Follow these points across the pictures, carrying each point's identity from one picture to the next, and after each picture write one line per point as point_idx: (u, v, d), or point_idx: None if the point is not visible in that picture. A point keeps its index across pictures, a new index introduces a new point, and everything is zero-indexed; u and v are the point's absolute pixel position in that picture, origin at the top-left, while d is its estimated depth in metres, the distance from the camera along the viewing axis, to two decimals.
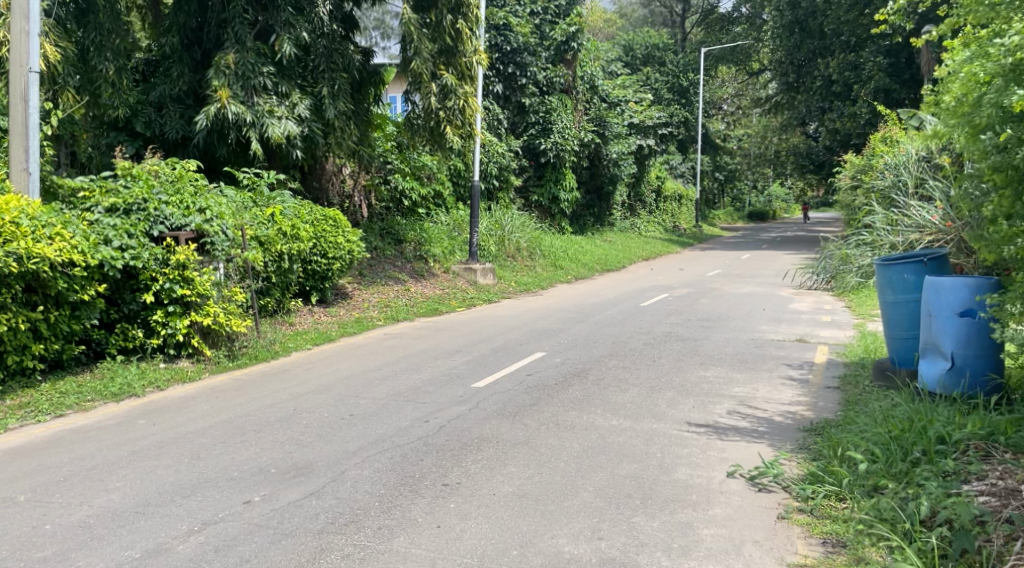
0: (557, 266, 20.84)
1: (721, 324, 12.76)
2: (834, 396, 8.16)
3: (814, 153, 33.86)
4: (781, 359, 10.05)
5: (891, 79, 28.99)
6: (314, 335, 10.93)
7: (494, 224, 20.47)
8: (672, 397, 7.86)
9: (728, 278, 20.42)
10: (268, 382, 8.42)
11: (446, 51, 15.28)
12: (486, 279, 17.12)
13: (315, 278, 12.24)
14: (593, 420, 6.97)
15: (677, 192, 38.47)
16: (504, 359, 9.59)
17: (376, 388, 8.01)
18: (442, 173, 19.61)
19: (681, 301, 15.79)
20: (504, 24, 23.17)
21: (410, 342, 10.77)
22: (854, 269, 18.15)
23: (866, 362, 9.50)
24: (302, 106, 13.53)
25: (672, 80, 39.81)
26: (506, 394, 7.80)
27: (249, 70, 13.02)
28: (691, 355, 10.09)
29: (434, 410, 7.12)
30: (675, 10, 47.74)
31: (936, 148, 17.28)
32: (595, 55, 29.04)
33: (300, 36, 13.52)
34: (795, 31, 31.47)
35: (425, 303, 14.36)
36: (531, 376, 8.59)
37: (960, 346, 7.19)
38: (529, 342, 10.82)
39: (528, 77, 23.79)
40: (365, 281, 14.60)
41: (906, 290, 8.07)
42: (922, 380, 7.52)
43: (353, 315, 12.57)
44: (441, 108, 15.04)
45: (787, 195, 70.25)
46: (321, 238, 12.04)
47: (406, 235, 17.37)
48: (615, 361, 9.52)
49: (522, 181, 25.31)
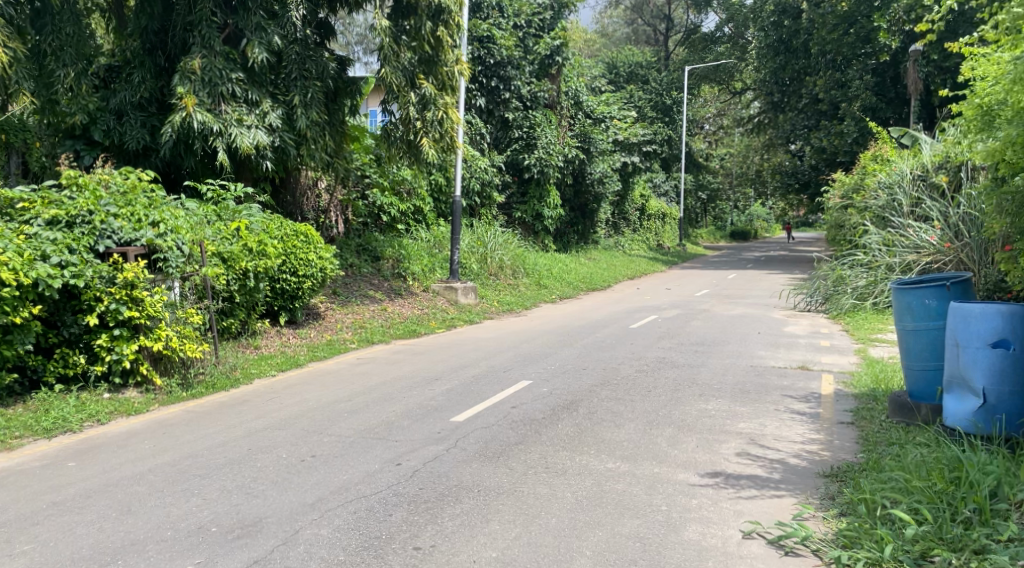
0: (541, 285, 20.09)
1: (717, 349, 12.01)
2: (851, 434, 7.42)
3: (799, 172, 32.81)
4: (785, 389, 9.31)
5: (878, 98, 28.50)
6: (280, 359, 10.08)
7: (476, 241, 19.72)
8: (673, 434, 7.07)
9: (719, 299, 19.69)
10: (224, 415, 7.56)
11: (427, 60, 14.53)
12: (468, 298, 16.29)
13: (284, 297, 11.40)
14: (587, 463, 6.18)
15: (660, 210, 37.82)
16: (486, 388, 8.79)
17: (344, 422, 7.18)
18: (422, 189, 18.85)
19: (671, 323, 15.06)
20: (488, 37, 22.58)
21: (385, 368, 9.95)
22: (848, 291, 17.07)
23: (878, 395, 8.77)
24: (273, 115, 12.79)
25: (656, 98, 39.39)
26: (490, 430, 6.99)
27: (216, 76, 12.19)
28: (688, 385, 9.31)
29: (407, 451, 6.29)
30: (659, 29, 47.57)
31: (933, 167, 16.66)
32: (580, 72, 28.42)
33: (272, 41, 12.73)
34: (780, 51, 31.35)
35: (402, 324, 13.52)
36: (516, 409, 7.79)
37: (993, 381, 6.52)
38: (513, 368, 10.02)
39: (511, 91, 23.25)
40: (339, 300, 13.75)
41: (926, 316, 7.39)
42: (949, 418, 6.83)
43: (325, 337, 11.73)
44: (419, 119, 14.29)
45: (768, 216, 70.05)
46: (290, 255, 11.18)
47: (383, 252, 16.62)
48: (608, 392, 8.74)
49: (505, 198, 24.51)
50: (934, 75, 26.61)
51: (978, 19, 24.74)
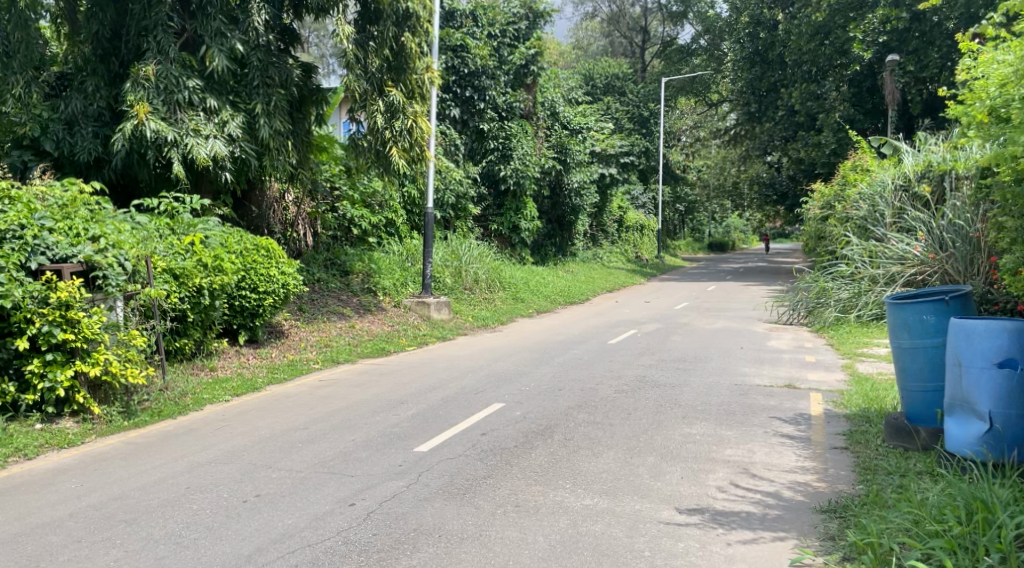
0: (517, 299, 19.52)
1: (699, 366, 11.51)
2: (845, 461, 6.91)
3: (777, 182, 32.57)
4: (772, 410, 8.81)
5: (855, 110, 28.01)
6: (236, 382, 9.41)
7: (450, 254, 19.22)
8: (655, 464, 6.53)
9: (701, 312, 19.21)
10: (167, 447, 6.90)
11: (395, 67, 13.98)
12: (441, 313, 15.69)
13: (243, 315, 10.77)
14: (562, 499, 5.61)
15: (638, 222, 37.41)
16: (456, 412, 8.19)
17: (298, 454, 6.55)
18: (394, 201, 18.34)
19: (652, 338, 14.55)
20: (462, 46, 22.27)
21: (349, 391, 9.32)
22: (831, 304, 16.56)
23: (871, 417, 8.28)
24: (233, 124, 12.10)
25: (633, 109, 39.13)
26: (457, 462, 6.41)
27: (172, 83, 11.55)
28: (670, 406, 8.77)
29: (363, 487, 5.71)
30: (635, 41, 47.40)
31: (915, 177, 16.12)
32: (556, 83, 27.89)
33: (233, 46, 12.13)
34: (756, 63, 31.26)
35: (371, 342, 12.88)
36: (486, 436, 7.21)
37: (1000, 405, 6.04)
38: (484, 390, 9.42)
39: (486, 101, 22.72)
40: (305, 317, 13.09)
41: (924, 333, 6.91)
42: (953, 444, 6.35)
43: (287, 357, 11.08)
44: (387, 129, 13.75)
45: (744, 227, 70.02)
46: (250, 270, 10.53)
47: (352, 266, 16.08)
48: (585, 415, 8.18)
49: (481, 210, 23.91)
50: (911, 87, 26.33)
51: (953, 30, 24.56)
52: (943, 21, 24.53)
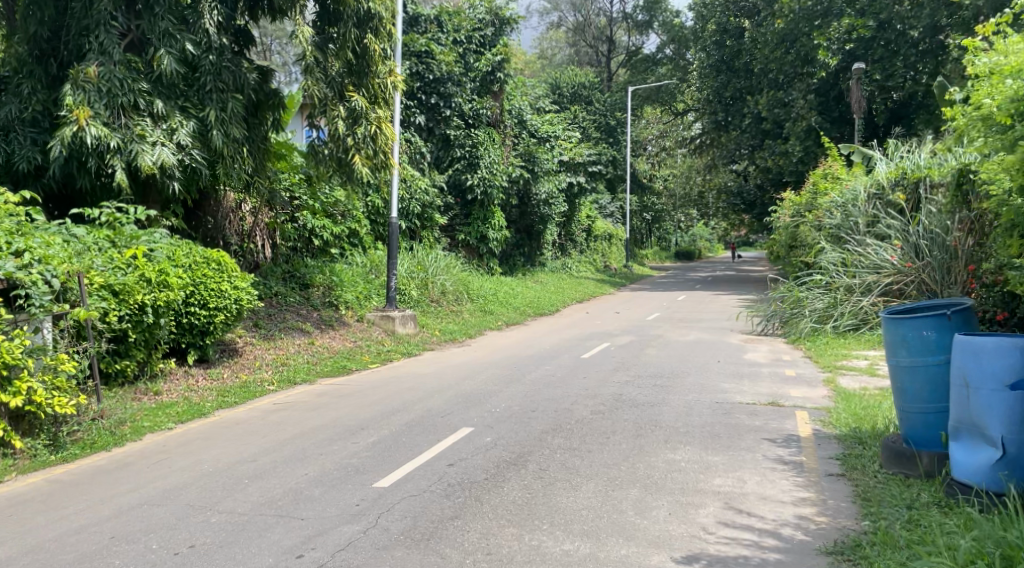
0: (485, 311, 18.89)
1: (677, 382, 10.98)
2: (844, 490, 6.39)
3: (744, 191, 32.29)
4: (758, 431, 8.27)
5: (823, 118, 27.05)
6: (182, 408, 8.67)
7: (416, 266, 18.59)
8: (639, 497, 5.97)
9: (673, 323, 18.71)
10: (95, 485, 6.16)
11: (357, 71, 13.30)
12: (406, 327, 15.01)
13: (192, 333, 10.05)
14: (539, 544, 5.05)
15: (606, 231, 37.00)
16: (421, 439, 7.54)
17: (242, 492, 5.86)
18: (357, 210, 17.64)
19: (626, 351, 13.99)
20: (426, 52, 21.75)
21: (306, 415, 8.62)
22: (806, 314, 15.92)
23: (864, 439, 7.76)
24: (184, 131, 11.34)
25: (600, 118, 38.81)
26: (421, 500, 5.77)
27: (116, 86, 10.78)
28: (651, 428, 8.20)
29: (314, 534, 5.08)
30: (600, 51, 46.98)
31: (888, 184, 15.84)
32: (523, 91, 27.37)
33: (183, 48, 11.40)
34: (722, 71, 31.02)
35: (332, 360, 12.17)
36: (454, 467, 6.59)
37: (1011, 430, 5.54)
38: (452, 413, 8.77)
39: (453, 108, 22.20)
40: (261, 334, 12.32)
41: (924, 351, 6.40)
42: (959, 471, 5.85)
43: (239, 379, 10.32)
44: (349, 136, 13.07)
45: (710, 235, 70.23)
46: (198, 285, 9.81)
47: (312, 278, 15.33)
48: (561, 440, 7.58)
49: (447, 220, 23.21)
50: (876, 96, 26.18)
51: (917, 40, 24.40)
52: (909, 30, 24.32)
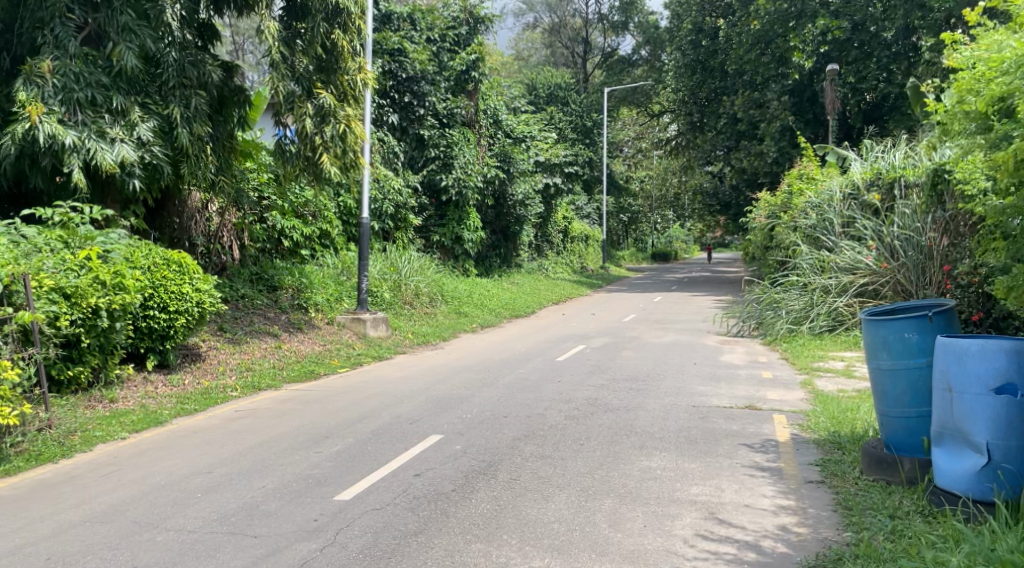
0: (460, 313, 18.57)
1: (654, 385, 10.74)
2: (824, 498, 6.17)
3: (720, 192, 32.21)
4: (736, 437, 8.04)
5: (797, 119, 27.15)
6: (138, 416, 8.31)
7: (389, 267, 18.23)
8: (613, 508, 5.72)
9: (650, 325, 18.49)
10: (38, 500, 5.81)
11: (325, 67, 12.99)
12: (378, 330, 14.66)
13: (152, 338, 9.69)
14: (506, 561, 4.79)
15: (583, 232, 36.78)
16: (387, 448, 7.24)
17: (193, 507, 5.54)
18: (329, 211, 17.26)
19: (601, 354, 13.75)
20: (399, 50, 21.27)
21: (267, 423, 8.28)
22: (782, 315, 15.73)
23: (843, 444, 7.54)
24: (144, 128, 10.92)
25: (577, 119, 38.65)
26: (383, 514, 5.48)
27: (71, 81, 10.36)
28: (626, 434, 7.95)
29: (267, 554, 4.79)
30: (576, 52, 46.83)
31: (863, 184, 15.70)
32: (498, 91, 27.10)
33: (144, 43, 10.93)
34: (697, 70, 30.68)
35: (299, 364, 11.81)
36: (421, 477, 6.31)
37: (998, 436, 5.35)
38: (421, 419, 8.47)
39: (426, 107, 21.95)
40: (226, 338, 11.94)
41: (904, 354, 6.21)
42: (944, 479, 5.65)
43: (201, 385, 9.95)
44: (317, 134, 12.70)
45: (686, 237, 70.35)
46: (157, 288, 9.45)
47: (280, 281, 14.95)
48: (533, 447, 7.30)
49: (421, 220, 22.84)
50: (849, 97, 26.15)
51: (890, 41, 24.52)
52: (882, 32, 24.51)
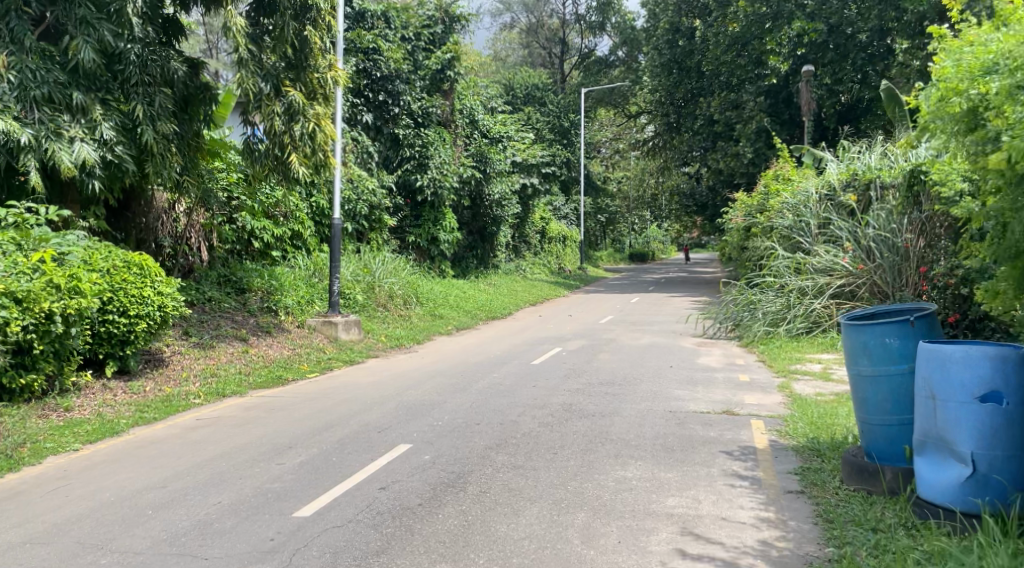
0: (435, 316, 18.28)
1: (630, 390, 10.53)
2: (804, 509, 5.97)
3: (697, 193, 32.14)
4: (714, 444, 7.83)
5: (773, 120, 27.11)
6: (93, 426, 7.98)
7: (363, 269, 17.89)
8: (586, 522, 5.50)
9: (627, 327, 18.30)
10: None
11: (294, 65, 12.65)
12: (350, 333, 14.35)
13: (111, 343, 9.34)
14: None
15: (561, 233, 36.59)
16: (353, 458, 6.97)
17: (142, 527, 5.31)
18: (301, 211, 16.92)
19: (578, 357, 13.53)
20: (373, 48, 20.98)
21: (231, 432, 7.97)
22: (759, 317, 15.47)
23: (823, 451, 7.36)
24: (106, 126, 10.51)
25: (554, 120, 38.49)
26: (344, 531, 5.24)
27: (28, 77, 9.93)
28: (601, 442, 7.73)
29: None
30: (554, 52, 46.67)
31: (840, 185, 15.58)
32: (475, 91, 26.82)
33: (103, 37, 10.52)
34: (673, 70, 30.35)
35: (266, 369, 11.48)
36: (387, 490, 6.06)
37: (982, 445, 5.17)
38: (390, 427, 8.20)
39: (401, 106, 21.64)
40: (192, 342, 11.61)
41: (885, 359, 6.02)
42: (926, 489, 5.46)
43: (163, 392, 9.61)
44: (286, 133, 12.38)
45: (664, 237, 70.46)
46: (117, 291, 9.10)
47: (249, 283, 14.59)
48: (505, 457, 7.06)
49: (396, 221, 22.51)
50: (824, 99, 26.14)
51: (866, 43, 24.56)
52: (858, 33, 24.49)
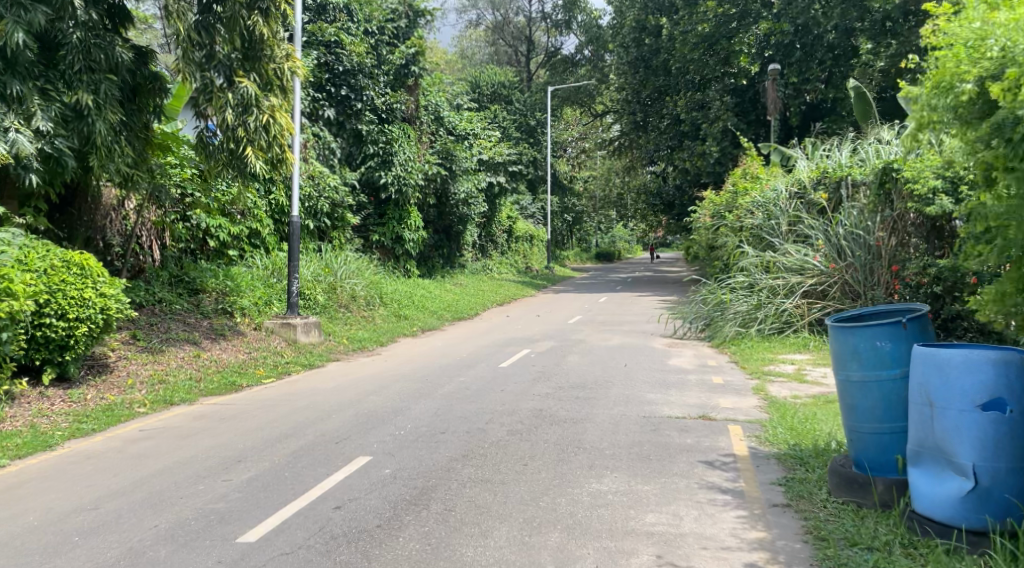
0: (399, 317, 17.73)
1: (602, 394, 10.10)
2: (792, 525, 5.59)
3: (664, 192, 31.93)
4: (691, 452, 7.42)
5: (740, 119, 26.97)
6: (25, 439, 7.36)
7: (324, 268, 17.24)
8: (560, 544, 5.07)
9: (597, 327, 17.92)
10: None
11: (248, 56, 12.02)
12: (309, 335, 13.76)
13: (48, 348, 8.70)
14: None
15: (528, 232, 36.21)
16: (308, 473, 6.46)
17: (65, 557, 4.78)
18: (259, 209, 16.29)
19: (546, 359, 13.09)
20: (336, 42, 20.48)
21: (175, 444, 7.40)
22: (728, 318, 15.02)
23: (806, 459, 6.98)
24: (42, 119, 9.78)
25: (520, 118, 38.10)
26: (293, 560, 4.76)
27: None
28: (574, 451, 7.29)
29: None
30: (520, 51, 46.26)
31: (810, 183, 15.31)
32: (440, 87, 26.20)
33: (35, 20, 9.69)
34: (640, 68, 30.04)
35: (218, 374, 10.89)
36: (343, 509, 5.58)
37: (985, 457, 4.80)
38: (349, 437, 7.68)
39: (364, 102, 21.01)
40: (139, 347, 10.98)
41: (877, 364, 5.63)
42: (922, 502, 5.07)
43: (106, 400, 8.99)
44: (239, 126, 11.73)
45: (629, 237, 70.50)
46: (54, 293, 8.47)
47: (203, 283, 13.94)
48: (471, 469, 6.59)
49: (359, 219, 21.94)
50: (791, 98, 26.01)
51: (833, 42, 24.41)
52: (824, 33, 24.33)
